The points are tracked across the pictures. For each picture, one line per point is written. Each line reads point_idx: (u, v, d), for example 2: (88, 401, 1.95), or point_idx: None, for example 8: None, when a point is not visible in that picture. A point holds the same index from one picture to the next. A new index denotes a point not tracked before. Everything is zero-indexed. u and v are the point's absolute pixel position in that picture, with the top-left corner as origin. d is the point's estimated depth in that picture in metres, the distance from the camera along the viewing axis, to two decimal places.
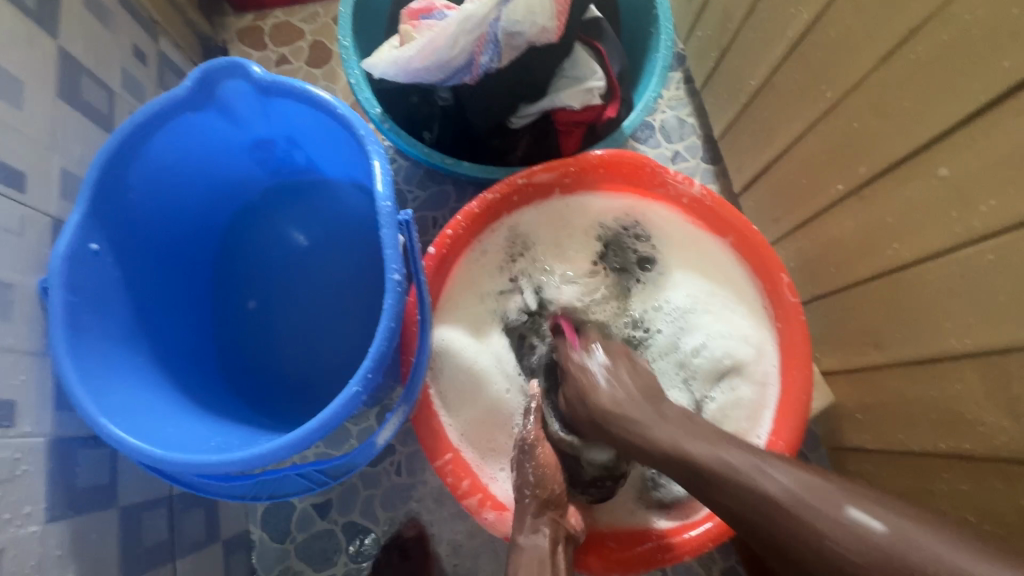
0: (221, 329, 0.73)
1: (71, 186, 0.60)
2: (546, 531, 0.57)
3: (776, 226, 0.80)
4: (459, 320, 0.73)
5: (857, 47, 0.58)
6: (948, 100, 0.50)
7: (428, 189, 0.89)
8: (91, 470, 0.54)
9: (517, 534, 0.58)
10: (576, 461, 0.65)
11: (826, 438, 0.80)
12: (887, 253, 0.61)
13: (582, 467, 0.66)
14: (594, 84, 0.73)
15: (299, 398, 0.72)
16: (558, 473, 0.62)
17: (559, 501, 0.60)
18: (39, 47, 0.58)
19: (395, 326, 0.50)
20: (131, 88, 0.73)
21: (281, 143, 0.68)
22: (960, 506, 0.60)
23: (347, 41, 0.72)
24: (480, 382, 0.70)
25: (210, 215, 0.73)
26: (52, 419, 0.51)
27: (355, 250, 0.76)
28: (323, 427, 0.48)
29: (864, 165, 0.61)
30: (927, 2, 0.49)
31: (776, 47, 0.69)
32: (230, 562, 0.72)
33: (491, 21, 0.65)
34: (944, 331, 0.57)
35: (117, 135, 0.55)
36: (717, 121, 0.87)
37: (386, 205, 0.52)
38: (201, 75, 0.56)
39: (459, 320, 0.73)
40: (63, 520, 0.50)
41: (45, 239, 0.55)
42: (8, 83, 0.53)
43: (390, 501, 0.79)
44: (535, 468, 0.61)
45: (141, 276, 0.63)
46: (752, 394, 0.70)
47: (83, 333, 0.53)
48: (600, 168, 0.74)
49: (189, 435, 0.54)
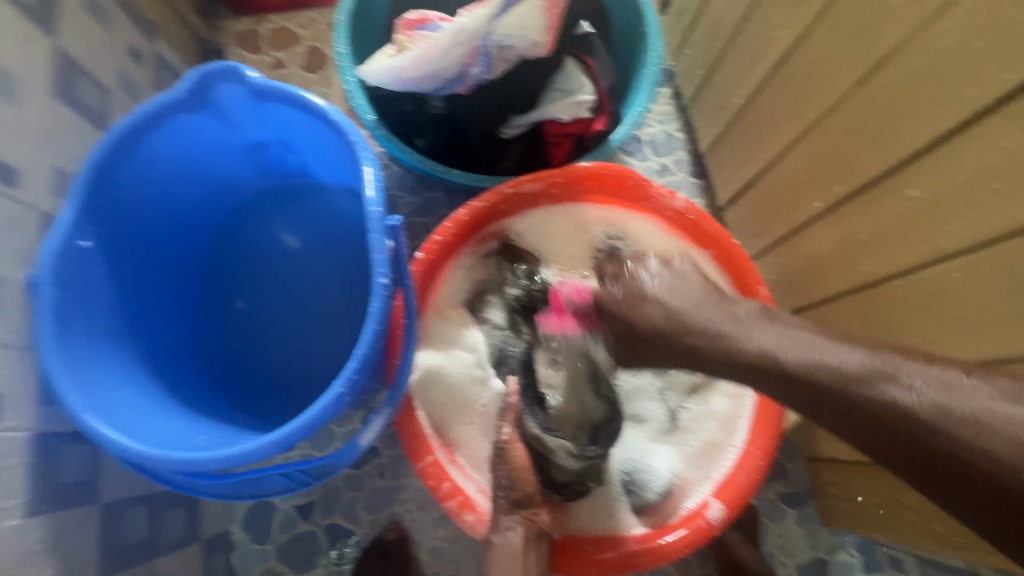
0: (208, 328, 0.74)
1: (63, 182, 0.60)
2: (518, 525, 0.59)
3: (758, 240, 0.82)
4: (451, 325, 0.75)
5: (834, 71, 0.60)
6: (918, 123, 0.52)
7: (419, 195, 0.90)
8: (74, 466, 0.54)
9: (490, 533, 0.60)
10: (546, 461, 0.66)
11: (801, 446, 0.81)
12: (861, 269, 0.63)
13: (552, 468, 0.66)
14: (582, 97, 0.75)
15: (283, 400, 0.73)
16: (530, 474, 0.62)
17: (532, 500, 0.62)
18: (37, 46, 0.58)
19: (380, 329, 0.51)
20: (127, 88, 0.74)
21: (273, 147, 0.69)
22: (928, 516, 0.61)
23: (343, 49, 0.74)
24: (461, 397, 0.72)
25: (202, 215, 0.74)
26: (36, 414, 0.51)
27: (344, 254, 0.77)
28: (306, 427, 0.49)
29: (840, 183, 0.63)
30: (898, 31, 0.52)
31: (760, 68, 0.72)
32: (209, 563, 0.72)
33: (483, 34, 0.66)
34: (913, 345, 0.59)
35: (111, 135, 0.56)
36: (704, 136, 0.90)
37: (376, 209, 0.53)
38: (197, 78, 0.57)
39: (448, 329, 0.74)
40: (43, 516, 0.50)
41: (36, 235, 0.56)
42: (2, 79, 0.54)
43: (373, 504, 0.79)
44: (509, 470, 0.62)
45: (131, 273, 0.64)
46: (726, 405, 0.72)
47: (72, 329, 0.53)
48: (586, 180, 0.75)
49: (172, 432, 0.55)
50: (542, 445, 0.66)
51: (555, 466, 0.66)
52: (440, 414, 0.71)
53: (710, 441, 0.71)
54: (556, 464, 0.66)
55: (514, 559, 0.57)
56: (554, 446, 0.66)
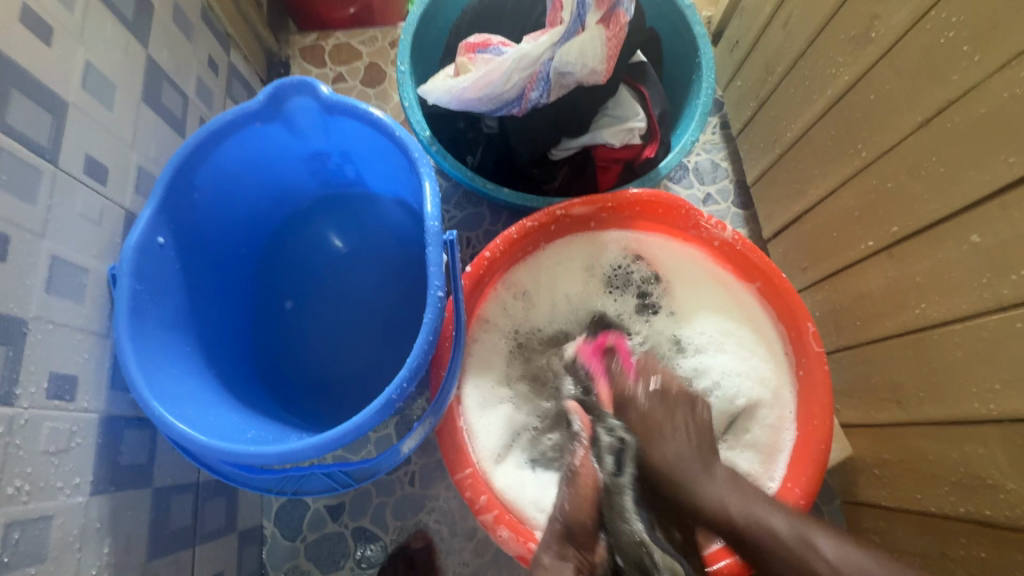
0: (258, 324, 0.77)
1: (144, 181, 0.64)
2: (571, 558, 0.52)
3: (803, 275, 0.81)
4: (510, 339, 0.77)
5: (896, 111, 0.60)
6: (983, 168, 0.52)
7: (465, 210, 0.92)
8: (133, 449, 0.57)
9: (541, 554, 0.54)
10: (609, 506, 0.54)
11: (840, 490, 0.79)
12: (914, 311, 0.62)
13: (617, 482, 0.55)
14: (635, 124, 0.76)
15: (322, 401, 0.75)
16: (589, 509, 0.55)
17: (585, 537, 0.54)
18: (133, 54, 0.63)
19: (431, 341, 0.53)
20: (203, 96, 0.79)
21: (335, 158, 0.73)
22: (976, 572, 0.59)
23: (404, 67, 0.77)
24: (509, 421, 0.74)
25: (264, 219, 0.77)
26: (106, 396, 0.54)
27: (390, 263, 0.80)
28: (355, 431, 0.50)
29: (896, 223, 0.62)
30: (967, 75, 0.52)
31: (815, 104, 0.72)
32: (242, 554, 0.74)
33: (545, 60, 0.69)
34: (967, 393, 0.57)
35: (193, 140, 0.60)
36: (750, 168, 0.90)
37: (434, 224, 0.55)
38: (274, 91, 0.60)
39: (486, 360, 0.76)
40: (104, 494, 0.52)
41: (118, 230, 0.59)
42: (102, 84, 0.58)
43: (401, 511, 0.80)
44: (571, 499, 0.56)
45: (196, 270, 0.67)
46: (767, 436, 0.72)
47: (143, 319, 0.57)
48: (637, 206, 0.76)
49: (226, 424, 0.57)
50: (609, 491, 0.55)
51: (619, 518, 0.52)
52: (493, 446, 0.72)
53: (748, 474, 0.71)
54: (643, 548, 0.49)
55: None
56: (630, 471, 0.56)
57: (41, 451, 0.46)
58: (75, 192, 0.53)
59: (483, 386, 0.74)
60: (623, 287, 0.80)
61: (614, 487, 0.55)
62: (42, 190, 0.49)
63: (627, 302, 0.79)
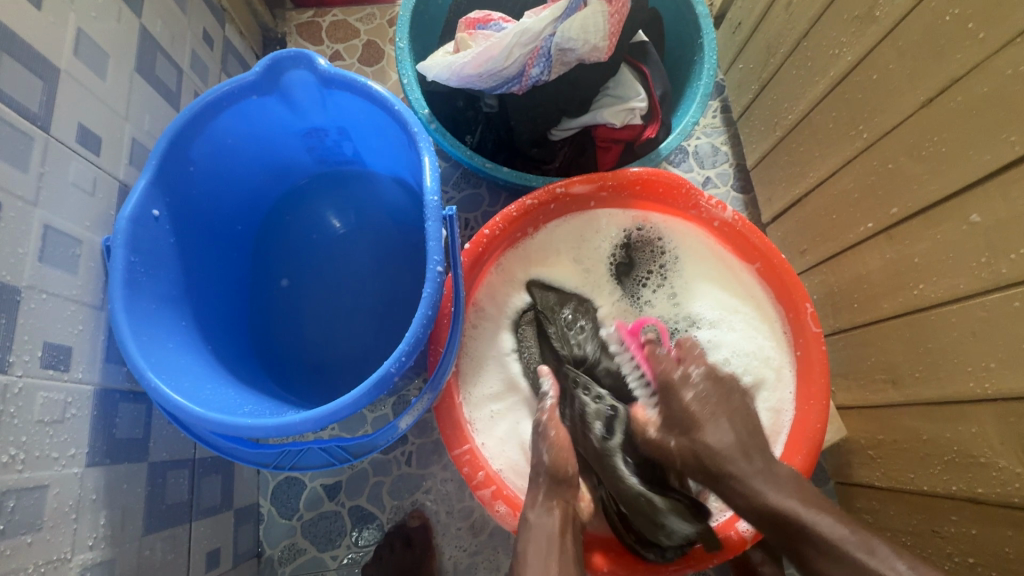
0: (254, 301, 0.76)
1: (138, 154, 0.63)
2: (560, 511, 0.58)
3: (802, 258, 0.81)
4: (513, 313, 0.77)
5: (897, 91, 0.60)
6: (983, 148, 0.52)
7: (464, 191, 0.91)
8: (128, 423, 0.57)
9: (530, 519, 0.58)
10: (606, 471, 0.64)
11: (833, 472, 0.80)
12: (912, 292, 0.62)
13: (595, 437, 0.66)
14: (636, 104, 0.75)
15: (320, 380, 0.74)
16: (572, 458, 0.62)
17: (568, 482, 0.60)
18: (125, 23, 0.62)
19: (430, 316, 0.52)
20: (198, 70, 0.77)
21: (332, 134, 0.71)
22: (966, 549, 0.60)
23: (402, 43, 0.76)
24: (483, 392, 0.73)
25: (260, 195, 0.76)
26: (101, 368, 0.54)
27: (389, 242, 0.79)
28: (351, 405, 0.50)
29: (895, 205, 0.62)
30: (971, 54, 0.52)
31: (817, 85, 0.72)
32: (239, 531, 0.74)
33: (546, 36, 0.68)
34: (963, 373, 0.57)
35: (189, 112, 0.59)
36: (751, 151, 0.89)
37: (433, 199, 0.54)
38: (271, 63, 0.59)
39: (481, 341, 0.75)
40: (99, 466, 0.52)
41: (112, 201, 0.58)
42: (94, 52, 0.57)
43: (399, 490, 0.81)
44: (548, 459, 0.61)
45: (192, 245, 0.66)
46: (767, 420, 0.72)
47: (139, 293, 0.56)
48: (637, 185, 0.75)
49: (223, 398, 0.57)
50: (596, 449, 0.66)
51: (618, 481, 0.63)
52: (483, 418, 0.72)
53: None
54: (643, 498, 0.62)
55: (549, 539, 0.55)
56: (613, 416, 0.67)
57: (36, 420, 0.46)
58: (67, 161, 0.52)
59: (480, 360, 0.74)
60: (637, 261, 0.79)
61: (606, 450, 0.65)
62: (34, 157, 0.48)
63: (638, 274, 0.79)
